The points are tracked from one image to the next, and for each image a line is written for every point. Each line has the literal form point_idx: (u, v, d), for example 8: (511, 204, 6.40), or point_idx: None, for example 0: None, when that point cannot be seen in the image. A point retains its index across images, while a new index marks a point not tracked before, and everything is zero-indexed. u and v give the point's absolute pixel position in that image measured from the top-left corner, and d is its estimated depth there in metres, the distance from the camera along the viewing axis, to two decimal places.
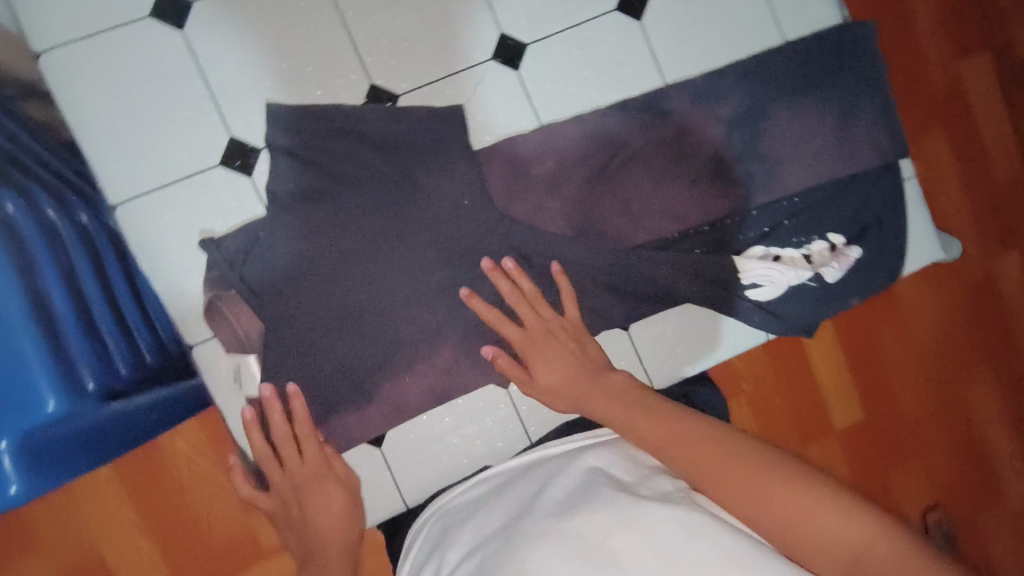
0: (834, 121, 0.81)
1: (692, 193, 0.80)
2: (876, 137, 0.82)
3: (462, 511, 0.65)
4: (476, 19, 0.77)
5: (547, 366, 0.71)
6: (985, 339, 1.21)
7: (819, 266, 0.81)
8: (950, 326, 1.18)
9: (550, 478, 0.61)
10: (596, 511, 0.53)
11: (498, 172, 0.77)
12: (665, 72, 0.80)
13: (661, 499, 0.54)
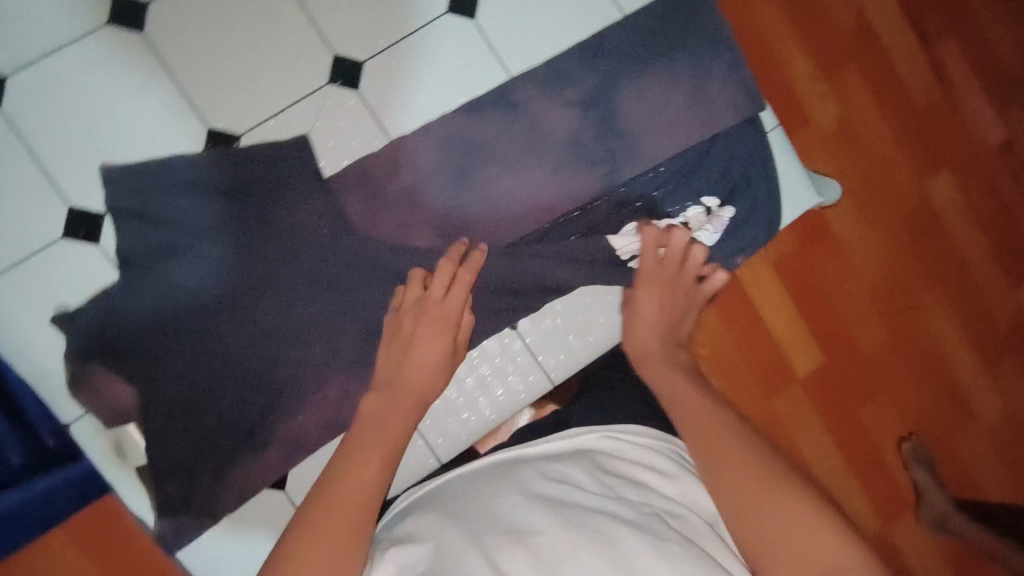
0: (685, 87, 0.82)
1: (557, 181, 0.80)
2: (729, 96, 0.83)
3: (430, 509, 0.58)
4: (304, 43, 0.75)
5: (651, 300, 0.78)
6: (929, 261, 1.27)
7: (695, 232, 0.82)
8: (893, 255, 1.24)
9: (527, 476, 0.57)
10: (598, 539, 0.49)
11: (354, 195, 0.76)
12: (508, 65, 0.79)
13: (644, 522, 0.52)
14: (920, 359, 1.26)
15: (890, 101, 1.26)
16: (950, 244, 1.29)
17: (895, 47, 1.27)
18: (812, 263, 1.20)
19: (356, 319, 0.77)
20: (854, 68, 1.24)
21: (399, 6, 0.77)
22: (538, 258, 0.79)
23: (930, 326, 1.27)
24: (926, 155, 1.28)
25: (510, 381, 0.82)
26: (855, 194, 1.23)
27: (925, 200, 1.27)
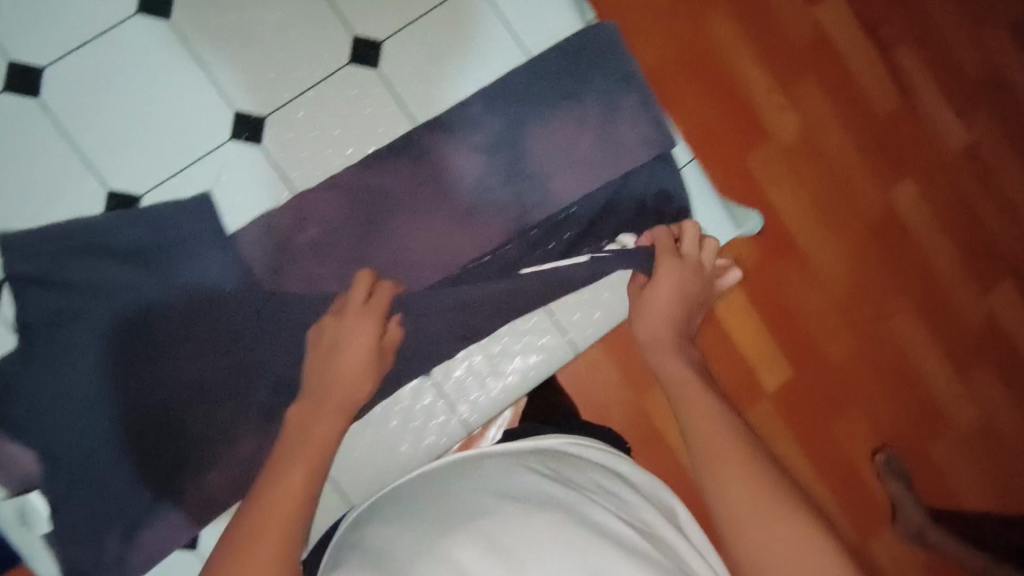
0: (595, 128, 0.82)
1: (466, 226, 0.79)
2: (641, 134, 0.82)
3: (396, 506, 0.57)
4: (205, 99, 0.75)
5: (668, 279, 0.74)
6: (895, 269, 1.26)
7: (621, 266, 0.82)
8: (858, 265, 1.23)
9: (494, 472, 0.56)
10: (568, 519, 0.48)
11: (259, 250, 0.76)
12: (413, 112, 0.79)
13: (612, 517, 0.51)
14: (890, 369, 1.25)
15: (848, 108, 1.25)
16: (915, 251, 1.27)
17: (850, 54, 1.26)
18: (775, 275, 1.19)
19: (264, 374, 0.76)
20: (810, 76, 1.23)
21: (301, 58, 0.77)
22: (452, 305, 0.77)
23: (898, 336, 1.26)
24: (885, 162, 1.27)
25: (428, 426, 0.81)
26: (816, 205, 1.22)
27: (888, 208, 1.26)
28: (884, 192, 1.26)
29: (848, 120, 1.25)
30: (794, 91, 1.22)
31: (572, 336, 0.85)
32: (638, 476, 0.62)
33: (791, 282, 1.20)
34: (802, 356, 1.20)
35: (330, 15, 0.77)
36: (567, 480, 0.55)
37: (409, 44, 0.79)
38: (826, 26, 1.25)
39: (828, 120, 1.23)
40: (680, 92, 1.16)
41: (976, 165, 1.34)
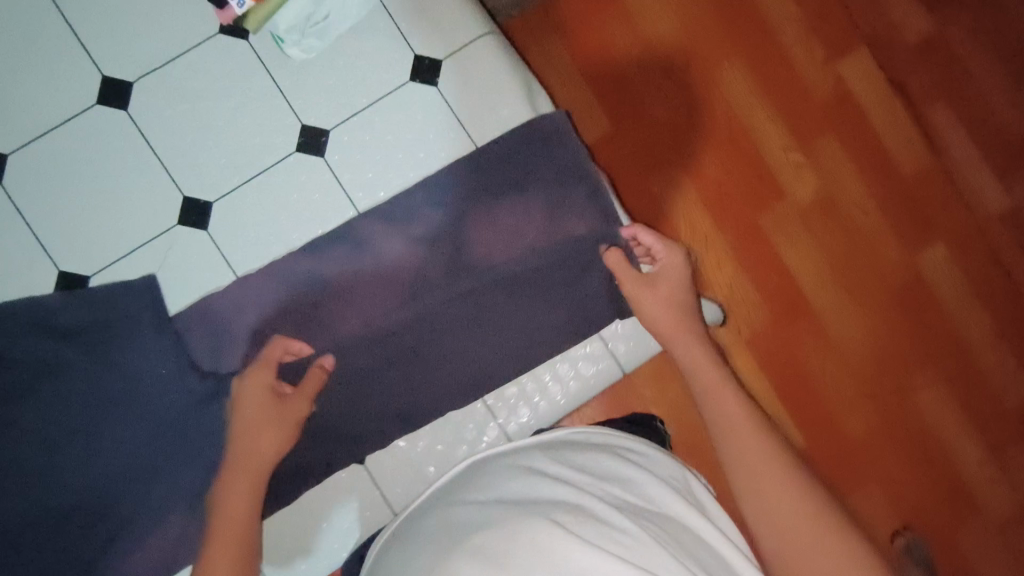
0: (538, 220, 0.81)
1: (402, 316, 0.79)
2: (586, 227, 0.81)
3: (428, 511, 0.59)
4: (156, 186, 0.77)
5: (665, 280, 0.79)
6: (919, 338, 1.31)
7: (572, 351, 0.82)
8: (877, 332, 1.30)
9: (499, 478, 0.59)
10: (568, 512, 0.50)
11: (198, 335, 0.78)
12: (355, 201, 0.80)
13: (612, 504, 0.52)
14: (908, 437, 1.29)
15: (889, 175, 1.32)
16: (946, 325, 1.31)
17: (880, 124, 1.33)
18: (788, 337, 1.29)
19: (197, 455, 0.78)
20: (832, 140, 1.32)
21: (249, 145, 0.78)
22: (385, 384, 0.80)
23: (920, 404, 1.30)
24: (917, 229, 1.32)
25: (352, 511, 0.79)
26: (835, 269, 1.30)
27: (916, 276, 1.32)
28: (909, 262, 1.32)
29: (873, 188, 1.32)
30: (812, 154, 1.31)
31: (506, 425, 0.81)
32: (645, 454, 0.65)
33: (804, 343, 1.29)
34: (819, 427, 1.29)
35: (277, 103, 0.78)
36: (567, 473, 0.57)
37: (356, 133, 0.79)
38: (848, 83, 1.33)
39: (851, 186, 1.31)
40: (680, 158, 1.30)
41: (1020, 231, 1.33)
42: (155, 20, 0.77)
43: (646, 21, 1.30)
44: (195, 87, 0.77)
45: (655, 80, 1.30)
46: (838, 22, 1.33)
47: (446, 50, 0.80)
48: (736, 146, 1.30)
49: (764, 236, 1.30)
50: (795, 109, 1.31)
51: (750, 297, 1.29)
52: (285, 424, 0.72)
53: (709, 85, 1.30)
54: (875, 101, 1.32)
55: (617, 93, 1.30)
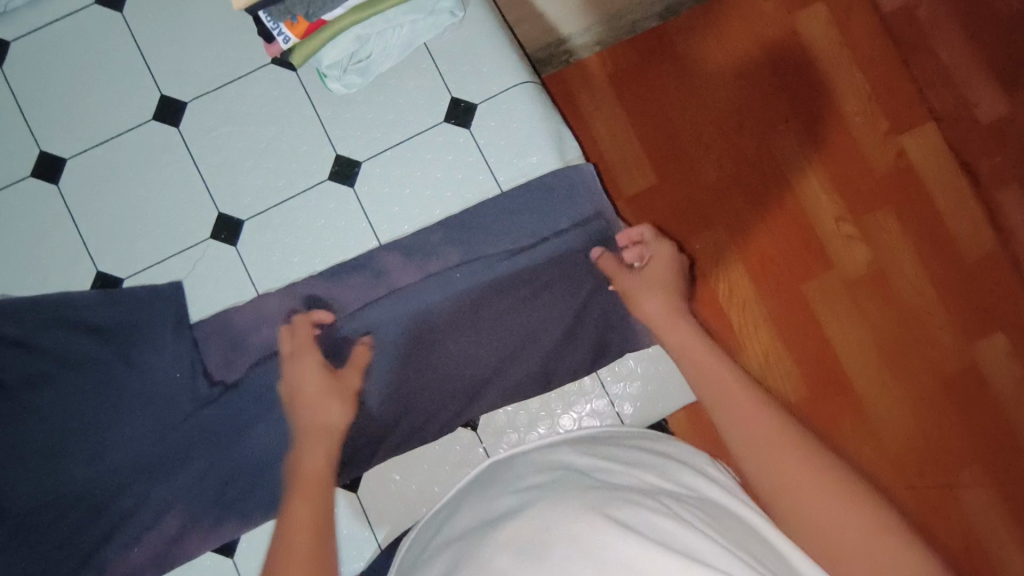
0: (554, 266, 0.81)
1: (411, 344, 0.80)
2: (597, 281, 0.81)
3: (460, 506, 0.60)
4: (195, 199, 0.81)
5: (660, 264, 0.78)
6: (971, 433, 1.23)
7: (579, 400, 0.81)
8: (922, 423, 1.23)
9: (525, 473, 0.60)
10: (608, 497, 0.49)
11: (213, 345, 0.80)
12: (379, 232, 0.81)
13: (641, 488, 0.52)
14: (947, 541, 1.20)
15: (946, 257, 1.26)
16: (1001, 421, 1.23)
17: (944, 203, 1.27)
18: (824, 414, 1.24)
19: (196, 459, 0.78)
20: (889, 215, 1.27)
21: (285, 170, 0.82)
22: (388, 409, 0.80)
23: (965, 509, 1.21)
24: (975, 318, 1.25)
25: (343, 537, 0.78)
26: (881, 351, 1.25)
27: (972, 367, 1.24)
28: (964, 348, 1.24)
29: (930, 267, 1.26)
30: (865, 228, 1.27)
31: None
32: (671, 446, 0.65)
33: (839, 425, 1.23)
34: None
35: (316, 132, 0.82)
36: (601, 467, 0.57)
37: (388, 167, 0.81)
38: (912, 156, 1.29)
39: (905, 265, 1.26)
40: (724, 215, 1.27)
41: None
42: (215, 49, 0.82)
43: (696, 75, 1.31)
44: (243, 111, 0.82)
45: (704, 136, 1.30)
46: (903, 95, 1.30)
47: (482, 96, 0.82)
48: (784, 206, 1.28)
49: (808, 304, 1.26)
50: (849, 173, 1.28)
51: (787, 367, 1.25)
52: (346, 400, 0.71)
53: (760, 146, 1.29)
54: (939, 176, 1.28)
55: (665, 145, 1.30)
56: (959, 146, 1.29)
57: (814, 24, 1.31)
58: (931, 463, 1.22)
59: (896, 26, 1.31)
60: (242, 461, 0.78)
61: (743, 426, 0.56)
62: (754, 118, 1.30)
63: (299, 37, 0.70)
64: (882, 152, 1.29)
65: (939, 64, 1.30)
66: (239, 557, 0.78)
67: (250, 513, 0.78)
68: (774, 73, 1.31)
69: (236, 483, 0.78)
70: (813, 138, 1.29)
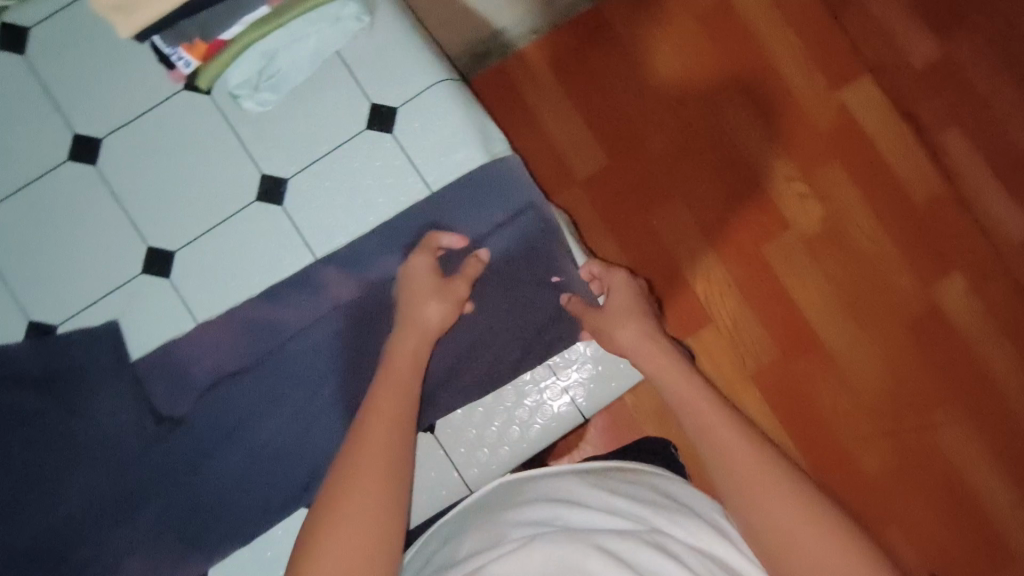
0: (496, 269, 0.80)
1: (355, 356, 0.78)
2: (540, 277, 0.80)
3: (463, 528, 0.61)
4: (121, 235, 0.80)
5: (625, 308, 0.77)
6: (940, 374, 1.25)
7: (530, 392, 0.80)
8: (893, 369, 1.25)
9: (528, 501, 0.60)
10: (624, 538, 0.50)
11: (158, 380, 0.78)
12: (314, 247, 0.80)
13: (651, 533, 0.53)
14: (930, 483, 1.22)
15: (898, 205, 1.28)
16: (969, 361, 1.25)
17: (890, 152, 1.29)
18: (796, 372, 1.25)
19: (153, 500, 0.77)
20: (838, 170, 1.29)
21: (211, 195, 0.80)
22: (342, 424, 0.78)
23: (944, 449, 1.23)
24: (930, 261, 1.27)
25: None
26: (845, 303, 1.26)
27: (934, 309, 1.26)
28: (924, 291, 1.26)
29: (883, 215, 1.28)
30: (815, 184, 1.29)
31: (466, 474, 0.79)
32: (683, 487, 0.65)
33: (812, 380, 1.25)
34: (831, 462, 1.24)
35: (237, 153, 0.80)
36: (607, 502, 0.57)
37: (316, 180, 0.80)
38: (854, 109, 1.30)
39: (858, 217, 1.28)
40: (675, 188, 1.28)
41: None
42: (124, 80, 0.80)
43: (633, 51, 1.31)
44: (161, 141, 0.80)
45: (648, 113, 1.30)
46: (837, 51, 1.31)
47: (401, 99, 0.81)
48: (733, 172, 1.29)
49: (767, 266, 1.27)
50: (793, 132, 1.30)
51: (755, 331, 1.26)
52: (446, 302, 0.74)
53: (704, 116, 1.30)
54: (881, 126, 1.30)
55: (610, 125, 1.30)
56: (900, 94, 1.31)
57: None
58: (903, 407, 1.24)
59: None
60: (201, 495, 0.77)
61: (704, 423, 0.63)
62: (693, 88, 1.31)
63: (199, 59, 0.70)
64: (825, 109, 1.31)
65: (868, 17, 1.32)
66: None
67: (214, 546, 0.77)
68: (710, 41, 1.31)
69: (197, 518, 0.77)
70: (754, 102, 1.30)
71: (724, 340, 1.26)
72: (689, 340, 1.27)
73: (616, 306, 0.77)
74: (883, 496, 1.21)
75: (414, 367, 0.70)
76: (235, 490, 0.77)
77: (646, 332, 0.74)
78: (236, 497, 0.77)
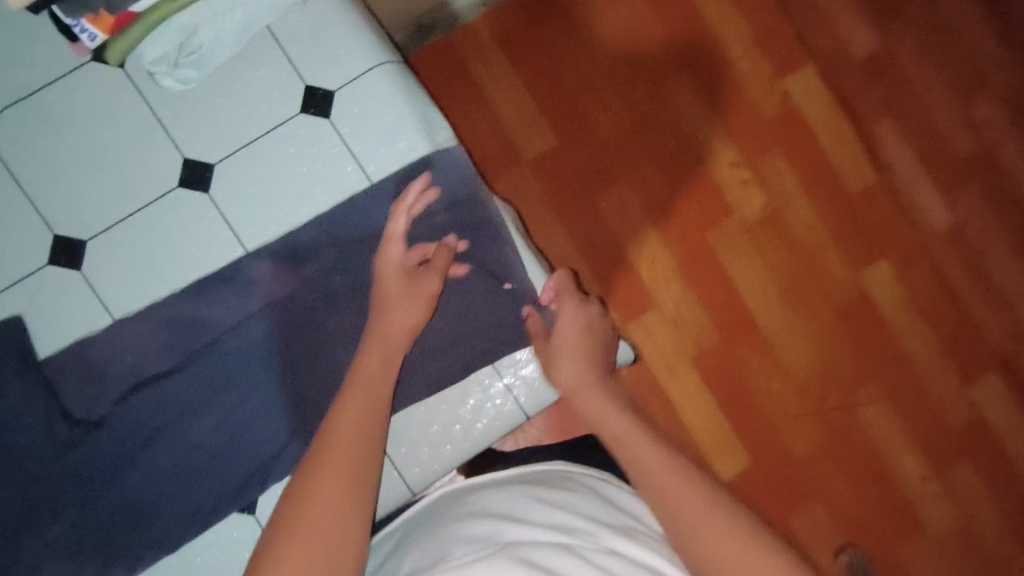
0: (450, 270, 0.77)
1: (292, 355, 0.74)
2: (492, 283, 0.78)
3: (406, 545, 0.61)
4: (25, 222, 0.73)
5: (576, 339, 0.76)
6: (864, 358, 1.31)
7: (473, 390, 0.77)
8: (823, 352, 1.30)
9: (471, 514, 0.60)
10: (565, 555, 0.52)
11: (71, 381, 0.72)
12: (245, 239, 0.75)
13: (593, 549, 0.54)
14: (851, 458, 1.30)
15: (834, 193, 1.32)
16: (890, 345, 1.32)
17: (828, 141, 1.32)
18: (733, 355, 1.29)
19: (69, 507, 0.72)
20: (780, 157, 1.31)
21: (128, 180, 0.74)
22: (279, 425, 0.74)
23: (865, 427, 1.30)
24: (861, 247, 1.32)
25: (234, 564, 0.74)
26: (782, 288, 1.30)
27: (862, 294, 1.32)
28: (852, 279, 1.31)
29: (820, 203, 1.31)
30: (757, 170, 1.30)
31: (407, 474, 0.77)
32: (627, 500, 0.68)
33: (749, 363, 1.29)
34: (762, 441, 1.29)
35: (156, 135, 0.74)
36: (549, 515, 0.58)
37: (245, 167, 0.75)
38: (796, 98, 1.32)
39: (798, 205, 1.31)
40: (623, 172, 1.28)
41: (967, 249, 1.33)
42: (19, 47, 0.71)
43: (584, 30, 1.28)
44: (68, 117, 0.73)
45: (598, 93, 1.28)
46: (784, 39, 1.32)
47: (339, 80, 0.76)
48: (679, 158, 1.29)
49: (709, 251, 1.29)
50: (739, 118, 1.31)
51: (697, 315, 1.28)
52: (414, 292, 0.72)
53: (653, 101, 1.29)
54: (822, 115, 1.32)
55: (559, 106, 1.27)
56: (840, 84, 1.34)
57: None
58: (831, 389, 1.30)
59: None
60: (124, 500, 0.73)
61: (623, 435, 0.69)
62: (644, 70, 1.29)
63: (106, 34, 0.63)
64: (769, 96, 1.32)
65: (812, 7, 1.33)
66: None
67: (137, 553, 0.73)
68: (661, 23, 1.30)
69: (120, 525, 0.73)
70: (703, 87, 1.30)
71: (667, 324, 1.28)
72: (634, 325, 1.28)
73: (570, 336, 0.76)
74: (809, 474, 1.28)
75: (379, 366, 0.68)
76: (160, 496, 0.73)
77: (590, 370, 0.75)
78: (161, 503, 0.73)
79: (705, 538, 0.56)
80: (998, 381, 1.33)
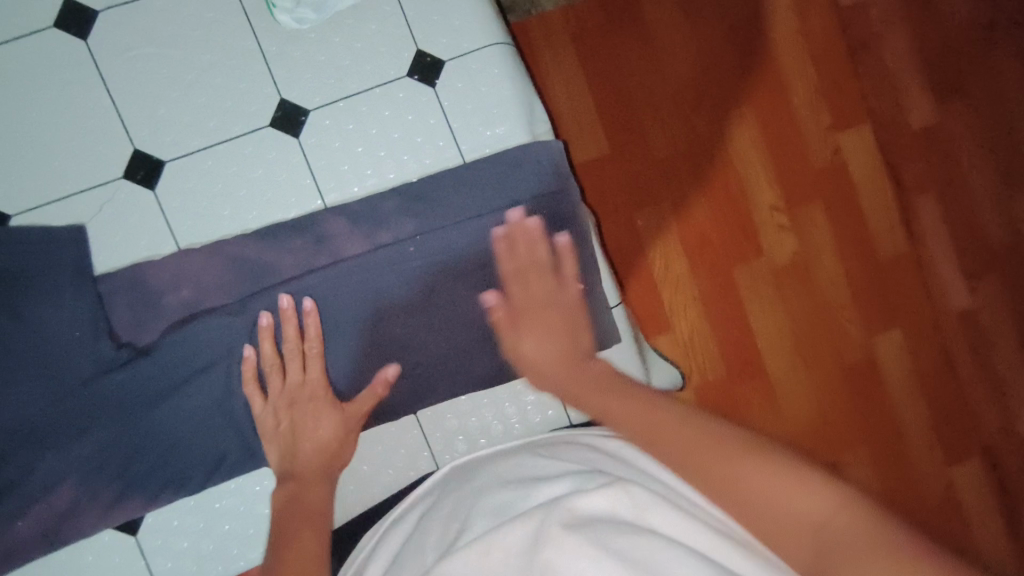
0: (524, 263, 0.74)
1: (350, 320, 0.73)
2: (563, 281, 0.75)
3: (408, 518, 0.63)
4: (107, 131, 0.71)
5: (541, 331, 0.71)
6: (862, 422, 1.28)
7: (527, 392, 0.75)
8: (822, 407, 1.26)
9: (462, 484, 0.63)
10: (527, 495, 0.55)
11: (123, 303, 0.70)
12: (324, 191, 0.73)
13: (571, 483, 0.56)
14: None
15: (865, 256, 1.28)
16: (892, 414, 1.29)
17: (870, 201, 1.27)
18: (736, 395, 1.23)
19: (98, 429, 0.70)
20: (819, 208, 1.26)
21: (217, 108, 0.71)
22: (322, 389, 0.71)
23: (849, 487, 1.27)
24: (879, 311, 1.28)
25: (246, 515, 0.72)
26: (795, 336, 1.25)
27: (871, 358, 1.28)
28: (864, 341, 1.28)
29: (846, 262, 1.27)
30: (795, 219, 1.25)
31: (439, 459, 0.75)
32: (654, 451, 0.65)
33: (750, 405, 1.23)
34: None
35: (259, 70, 0.72)
36: (528, 463, 0.62)
37: (340, 120, 0.73)
38: (847, 154, 1.27)
39: (830, 260, 1.26)
40: (668, 193, 1.20)
41: (976, 334, 1.32)
42: None
43: (657, 35, 1.20)
44: (171, 34, 0.71)
45: (657, 104, 1.20)
46: (848, 92, 1.26)
47: (451, 52, 0.74)
48: (725, 192, 1.22)
49: (734, 291, 1.23)
50: (791, 164, 1.24)
51: (709, 346, 1.22)
52: (347, 420, 0.71)
53: (711, 130, 1.22)
54: (869, 179, 1.27)
55: (613, 112, 1.19)
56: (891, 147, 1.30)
57: (774, 6, 1.24)
58: (823, 445, 1.27)
59: (850, 18, 1.27)
60: (152, 433, 0.71)
61: (633, 416, 0.60)
62: (708, 93, 1.22)
63: None
64: (820, 147, 1.26)
65: (880, 66, 1.28)
66: (141, 537, 0.71)
67: (156, 488, 0.71)
68: (733, 51, 1.23)
69: (144, 457, 0.71)
70: (763, 120, 1.24)
71: (677, 349, 1.22)
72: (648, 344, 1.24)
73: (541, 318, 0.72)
74: None
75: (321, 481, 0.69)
76: (189, 435, 0.71)
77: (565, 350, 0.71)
78: (189, 443, 0.71)
79: (790, 511, 0.46)
80: (982, 470, 1.31)
